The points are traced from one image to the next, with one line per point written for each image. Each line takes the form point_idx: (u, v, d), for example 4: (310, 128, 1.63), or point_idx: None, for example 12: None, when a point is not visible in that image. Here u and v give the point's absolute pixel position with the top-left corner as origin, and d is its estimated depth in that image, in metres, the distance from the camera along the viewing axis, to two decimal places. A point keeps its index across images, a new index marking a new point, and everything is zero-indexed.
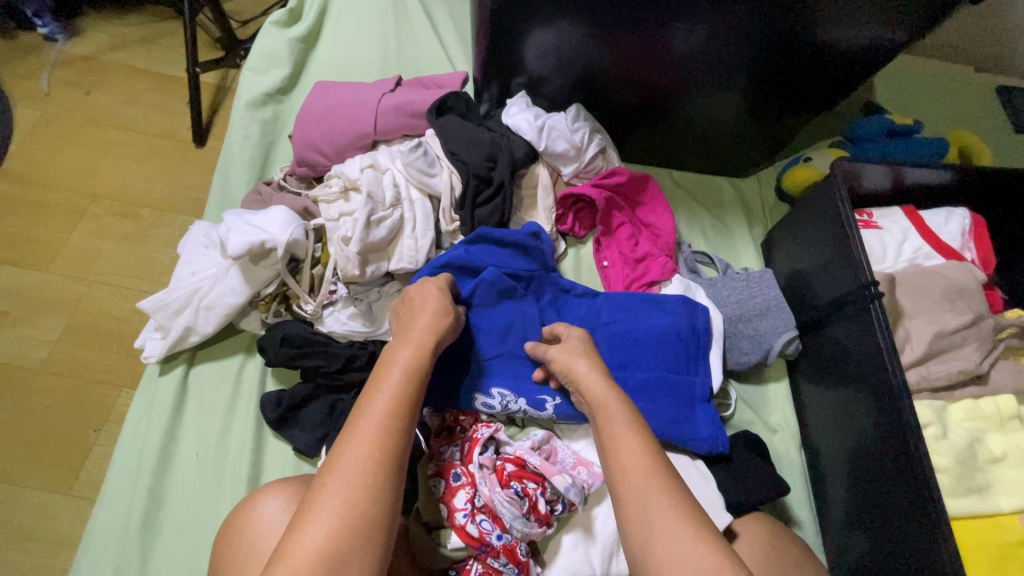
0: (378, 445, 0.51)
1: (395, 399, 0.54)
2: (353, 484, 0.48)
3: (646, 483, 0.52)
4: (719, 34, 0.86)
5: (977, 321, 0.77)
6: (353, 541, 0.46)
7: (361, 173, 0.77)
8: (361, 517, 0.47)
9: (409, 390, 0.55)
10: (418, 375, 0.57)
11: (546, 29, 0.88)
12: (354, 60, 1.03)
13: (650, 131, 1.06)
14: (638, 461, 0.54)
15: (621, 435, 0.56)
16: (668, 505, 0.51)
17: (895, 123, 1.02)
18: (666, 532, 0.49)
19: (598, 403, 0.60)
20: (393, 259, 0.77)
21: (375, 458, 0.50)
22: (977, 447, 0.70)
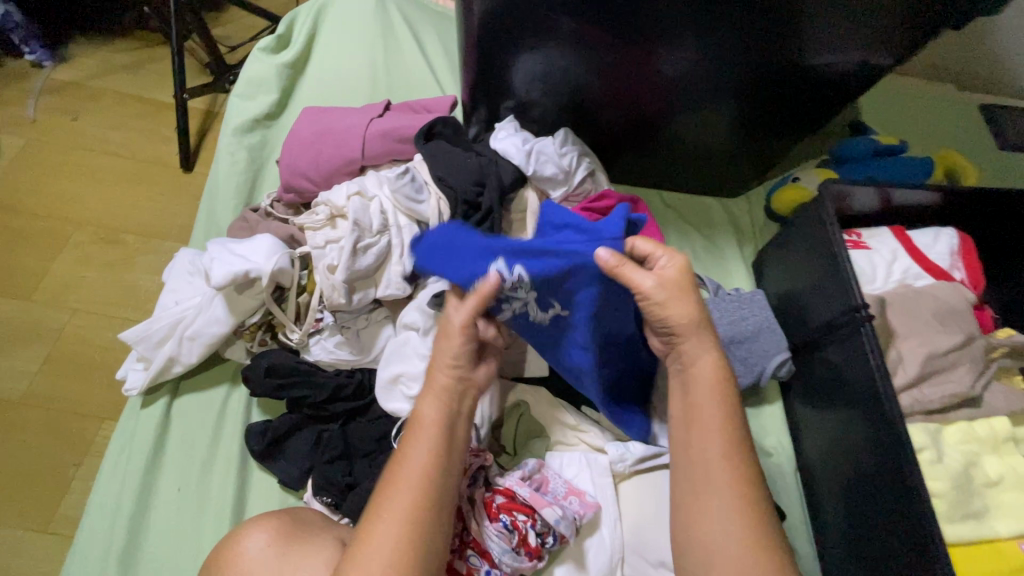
0: (411, 520, 0.53)
1: (430, 453, 0.57)
2: (398, 537, 0.52)
3: (717, 480, 0.58)
4: (705, 59, 0.87)
5: (969, 341, 0.76)
6: None
7: (348, 200, 0.76)
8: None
9: (436, 458, 0.57)
10: (442, 440, 0.58)
11: (533, 55, 0.88)
12: (343, 85, 1.03)
13: (640, 153, 1.07)
14: (713, 457, 0.59)
15: (706, 425, 0.61)
16: (727, 501, 0.58)
17: (880, 142, 1.03)
18: (721, 520, 0.57)
19: (699, 377, 0.63)
20: (380, 285, 0.76)
21: (416, 512, 0.54)
22: (973, 470, 0.70)
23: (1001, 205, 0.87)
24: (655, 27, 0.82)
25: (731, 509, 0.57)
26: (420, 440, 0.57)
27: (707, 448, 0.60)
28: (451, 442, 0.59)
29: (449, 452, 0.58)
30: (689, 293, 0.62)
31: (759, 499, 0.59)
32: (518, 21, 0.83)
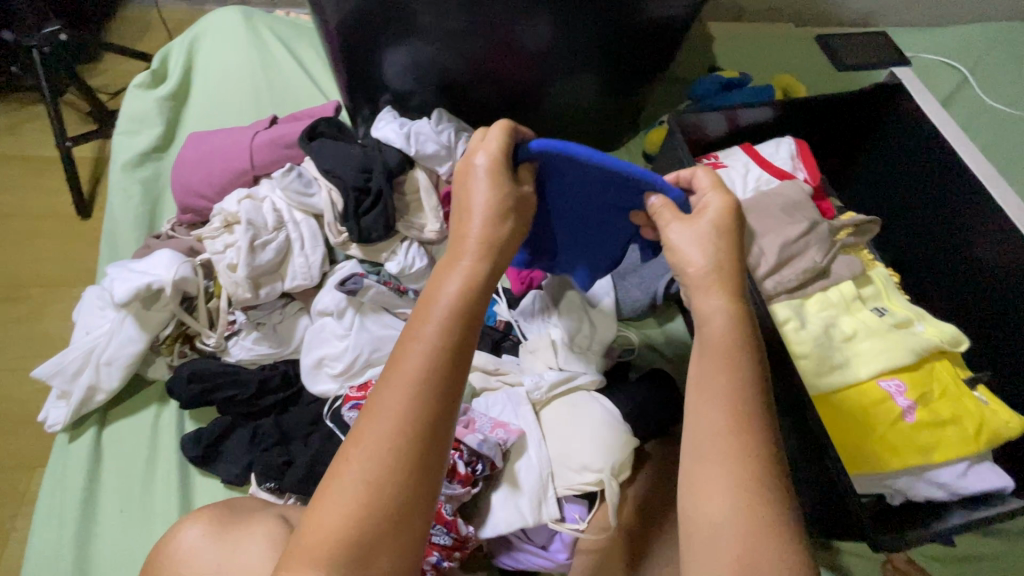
0: (417, 403, 0.49)
1: (425, 376, 0.50)
2: (394, 429, 0.48)
3: (721, 450, 0.51)
4: (560, 28, 0.96)
5: (814, 226, 0.88)
6: (388, 485, 0.47)
7: (239, 205, 0.80)
8: (398, 468, 0.48)
9: (450, 339, 0.52)
10: (457, 323, 0.53)
11: (399, 49, 0.96)
12: (227, 109, 1.08)
13: (521, 124, 1.15)
14: (723, 426, 0.52)
15: (716, 396, 0.53)
16: (734, 473, 0.50)
17: (725, 78, 1.16)
18: (710, 488, 0.50)
19: (715, 344, 0.56)
20: (287, 278, 0.81)
21: (416, 400, 0.49)
22: (833, 330, 0.81)
23: (824, 111, 1.00)
24: (510, 10, 0.91)
25: (736, 483, 0.50)
26: (409, 361, 0.50)
27: (715, 421, 0.52)
28: (467, 323, 0.53)
29: (466, 333, 0.53)
30: (716, 239, 0.59)
31: (770, 472, 0.50)
32: (375, 17, 0.89)
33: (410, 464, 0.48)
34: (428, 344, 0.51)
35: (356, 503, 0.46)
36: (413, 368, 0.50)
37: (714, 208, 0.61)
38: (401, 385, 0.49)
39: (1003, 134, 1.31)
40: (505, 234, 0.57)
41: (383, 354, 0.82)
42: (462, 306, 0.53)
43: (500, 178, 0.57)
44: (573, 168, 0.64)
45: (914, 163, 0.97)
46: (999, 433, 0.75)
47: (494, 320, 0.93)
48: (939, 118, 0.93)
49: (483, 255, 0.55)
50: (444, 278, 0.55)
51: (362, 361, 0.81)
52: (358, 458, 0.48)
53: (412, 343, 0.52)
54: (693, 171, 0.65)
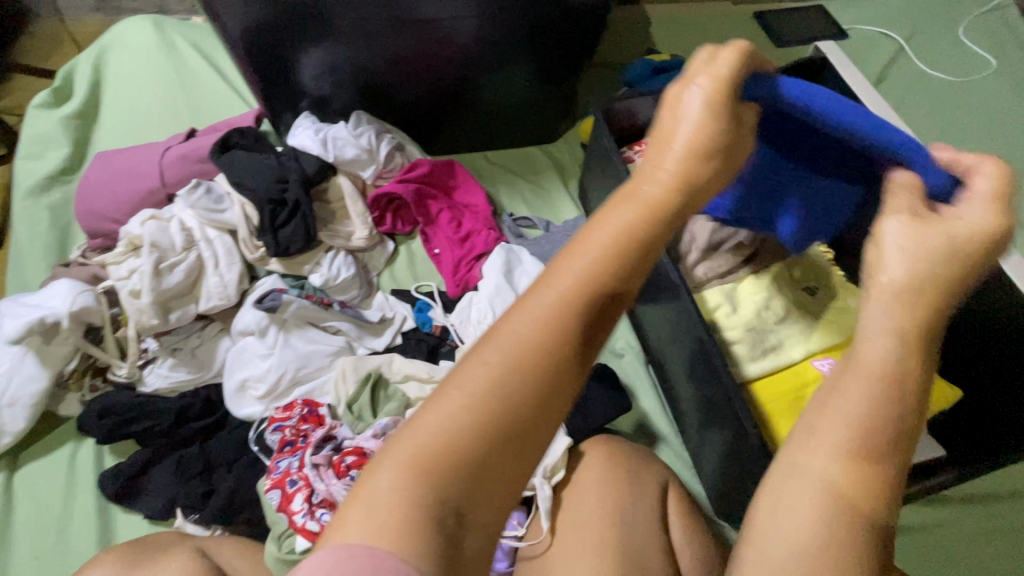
0: (541, 355, 0.36)
1: (558, 319, 0.37)
2: (501, 376, 0.35)
3: (836, 475, 0.39)
4: (484, 15, 0.93)
5: None
6: (478, 447, 0.33)
7: (142, 226, 0.76)
8: (500, 428, 0.34)
9: (595, 292, 0.38)
10: (610, 274, 0.39)
11: (314, 50, 0.92)
12: (141, 124, 1.03)
13: (452, 122, 1.11)
14: (854, 431, 0.39)
15: (873, 382, 0.39)
16: (828, 495, 0.39)
17: (657, 61, 1.14)
18: (791, 510, 0.39)
19: (866, 364, 0.40)
20: (201, 300, 0.77)
21: (539, 348, 0.36)
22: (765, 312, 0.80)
23: None
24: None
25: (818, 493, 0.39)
26: (561, 281, 0.38)
27: (851, 411, 0.40)
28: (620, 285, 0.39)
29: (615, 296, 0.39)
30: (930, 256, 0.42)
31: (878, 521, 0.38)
32: (286, 16, 0.86)
33: (524, 403, 0.35)
34: (599, 261, 0.38)
35: (467, 424, 0.34)
36: (570, 289, 0.38)
37: (971, 224, 0.43)
38: (561, 298, 0.37)
39: (940, 99, 1.32)
40: (693, 182, 0.42)
41: (311, 371, 0.80)
42: (624, 245, 0.39)
43: (747, 104, 0.46)
44: (813, 116, 0.51)
45: None
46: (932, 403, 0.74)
47: (429, 326, 0.90)
48: (860, 87, 0.93)
49: (667, 193, 0.42)
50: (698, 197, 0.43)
51: (287, 380, 0.79)
52: (478, 369, 0.35)
53: (555, 277, 0.39)
54: (979, 161, 0.47)
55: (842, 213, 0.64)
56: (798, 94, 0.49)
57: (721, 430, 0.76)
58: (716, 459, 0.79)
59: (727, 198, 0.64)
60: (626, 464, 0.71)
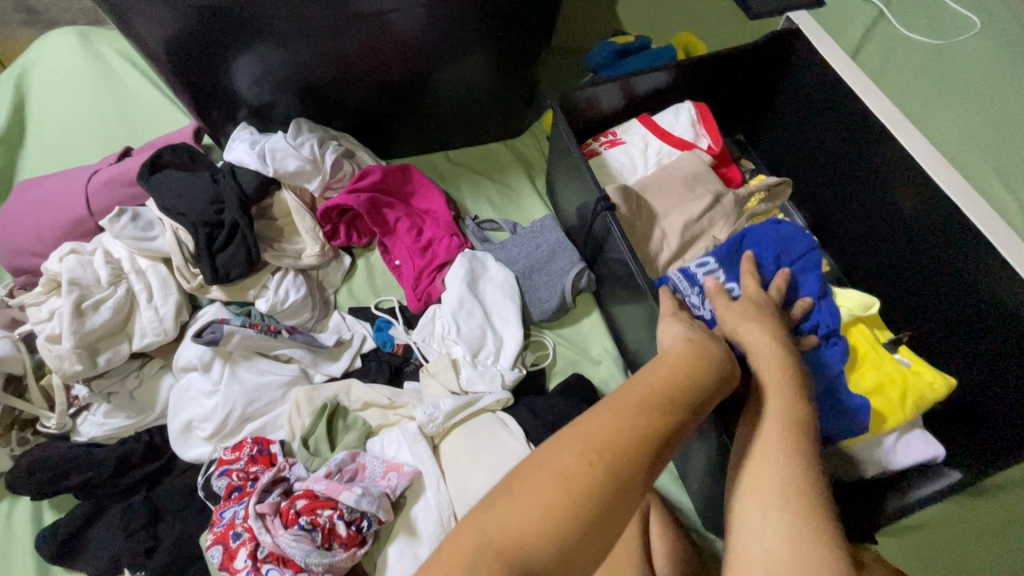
0: (605, 469, 0.40)
1: (620, 438, 0.42)
2: (575, 482, 0.40)
3: (779, 446, 0.47)
4: (432, 6, 0.86)
5: (718, 200, 0.83)
6: (544, 541, 0.38)
7: (60, 262, 0.70)
8: (565, 526, 0.38)
9: (658, 418, 0.44)
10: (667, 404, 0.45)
11: (246, 56, 0.85)
12: (70, 146, 0.96)
13: (408, 121, 1.04)
14: (788, 461, 0.46)
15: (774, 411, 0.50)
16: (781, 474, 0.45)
17: (619, 43, 1.06)
18: (760, 499, 0.45)
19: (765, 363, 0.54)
20: (135, 337, 0.71)
21: (603, 464, 0.40)
22: None
23: (722, 70, 0.93)
24: None
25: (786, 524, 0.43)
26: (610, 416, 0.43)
27: (768, 433, 0.49)
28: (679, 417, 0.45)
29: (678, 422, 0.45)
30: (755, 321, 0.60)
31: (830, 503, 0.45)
32: (213, 19, 0.79)
33: (585, 508, 0.39)
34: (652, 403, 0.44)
35: (532, 526, 0.38)
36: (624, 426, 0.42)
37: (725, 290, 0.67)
38: (616, 427, 0.42)
39: (925, 64, 1.26)
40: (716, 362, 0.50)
41: (263, 405, 0.75)
42: (670, 386, 0.46)
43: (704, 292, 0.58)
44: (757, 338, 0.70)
45: (823, 113, 0.92)
46: (925, 398, 0.70)
47: (391, 345, 0.84)
48: (836, 60, 0.87)
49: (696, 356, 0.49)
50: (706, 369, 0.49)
51: (236, 417, 0.73)
52: (544, 478, 0.40)
53: (616, 403, 0.44)
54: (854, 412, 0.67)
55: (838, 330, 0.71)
56: None
57: (704, 442, 0.71)
58: (700, 471, 0.74)
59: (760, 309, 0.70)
60: None
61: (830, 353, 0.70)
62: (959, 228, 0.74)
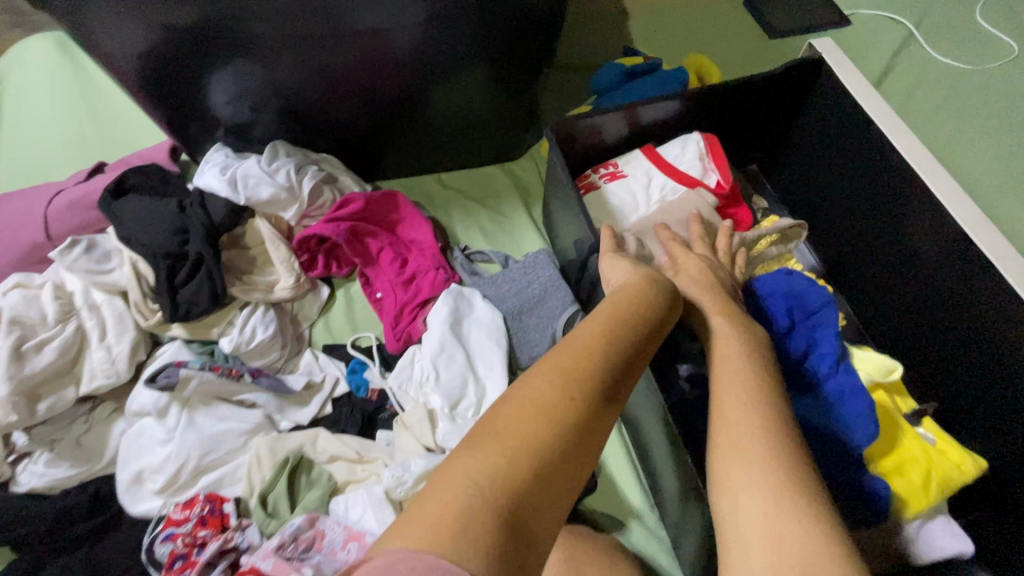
0: (570, 388, 0.38)
1: (582, 360, 0.40)
2: (546, 405, 0.37)
3: (745, 396, 0.45)
4: (424, 21, 0.79)
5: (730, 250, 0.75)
6: (529, 467, 0.34)
7: (4, 298, 0.65)
8: (544, 446, 0.35)
9: (613, 339, 0.43)
10: (626, 326, 0.44)
11: (220, 74, 0.79)
12: (42, 160, 0.91)
13: (399, 142, 0.98)
14: (753, 406, 0.45)
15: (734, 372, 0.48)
16: (752, 427, 0.43)
17: (626, 65, 1.00)
18: (740, 455, 0.42)
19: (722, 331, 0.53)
20: (83, 379, 0.66)
21: (568, 387, 0.38)
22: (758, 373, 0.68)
23: (737, 97, 0.85)
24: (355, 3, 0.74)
25: (767, 478, 0.40)
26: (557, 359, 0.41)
27: (732, 384, 0.47)
28: (638, 336, 0.44)
29: (636, 338, 0.44)
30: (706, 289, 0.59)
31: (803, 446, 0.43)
32: (187, 34, 0.73)
33: (562, 427, 0.37)
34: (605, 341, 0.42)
35: (515, 444, 0.35)
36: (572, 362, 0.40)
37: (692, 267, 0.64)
38: (582, 349, 0.41)
39: (956, 90, 1.17)
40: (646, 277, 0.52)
41: (220, 456, 0.69)
42: (622, 311, 0.45)
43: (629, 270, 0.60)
44: None
45: (844, 152, 0.85)
46: (950, 481, 0.62)
47: (365, 390, 0.78)
48: (863, 95, 0.79)
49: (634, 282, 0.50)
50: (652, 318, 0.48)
51: (190, 470, 0.67)
52: (520, 405, 0.37)
53: (569, 334, 0.43)
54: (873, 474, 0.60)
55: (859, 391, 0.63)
56: None
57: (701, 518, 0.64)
58: (697, 549, 0.67)
59: None
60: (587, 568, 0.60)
61: (860, 423, 0.62)
62: (991, 291, 0.67)
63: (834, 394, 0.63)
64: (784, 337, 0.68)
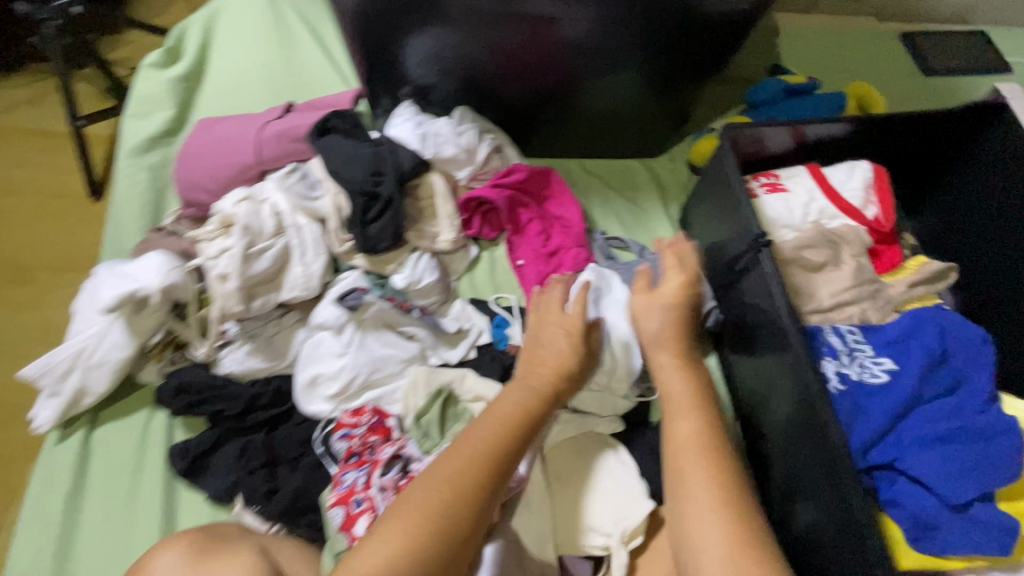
0: (489, 460, 0.59)
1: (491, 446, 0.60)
2: (471, 465, 0.58)
3: (703, 468, 0.60)
4: (602, 14, 0.84)
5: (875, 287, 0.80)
6: (450, 508, 0.54)
7: (236, 206, 0.75)
8: (460, 497, 0.55)
9: (517, 435, 0.62)
10: (508, 426, 0.63)
11: (422, 37, 0.87)
12: (243, 95, 1.02)
13: (552, 124, 1.04)
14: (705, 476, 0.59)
15: (684, 444, 0.63)
16: (706, 500, 0.58)
17: (790, 82, 1.01)
18: (699, 522, 0.57)
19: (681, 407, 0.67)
20: (284, 288, 0.75)
21: (476, 454, 0.59)
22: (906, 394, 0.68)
23: (907, 128, 0.86)
24: None
25: (733, 527, 0.56)
26: (438, 475, 0.57)
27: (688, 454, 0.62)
28: (527, 433, 0.64)
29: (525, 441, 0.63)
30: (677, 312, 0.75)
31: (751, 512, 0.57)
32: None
33: (466, 488, 0.56)
34: (462, 461, 0.58)
35: (444, 491, 0.55)
36: (466, 465, 0.58)
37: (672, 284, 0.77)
38: (494, 439, 0.61)
39: None
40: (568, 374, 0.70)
41: (383, 376, 0.77)
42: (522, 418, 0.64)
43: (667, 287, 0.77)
44: (909, 417, 0.67)
45: (1006, 204, 0.85)
46: None
47: (505, 344, 0.85)
48: None
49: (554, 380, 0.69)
50: (462, 442, 0.60)
51: (359, 383, 0.75)
52: (450, 463, 0.58)
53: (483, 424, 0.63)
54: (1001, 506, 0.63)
55: (1008, 432, 0.65)
56: (906, 426, 0.67)
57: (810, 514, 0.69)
58: (798, 545, 0.72)
59: (912, 382, 0.68)
60: None
61: (1004, 460, 0.64)
62: None
63: (981, 429, 0.65)
64: (937, 367, 0.70)
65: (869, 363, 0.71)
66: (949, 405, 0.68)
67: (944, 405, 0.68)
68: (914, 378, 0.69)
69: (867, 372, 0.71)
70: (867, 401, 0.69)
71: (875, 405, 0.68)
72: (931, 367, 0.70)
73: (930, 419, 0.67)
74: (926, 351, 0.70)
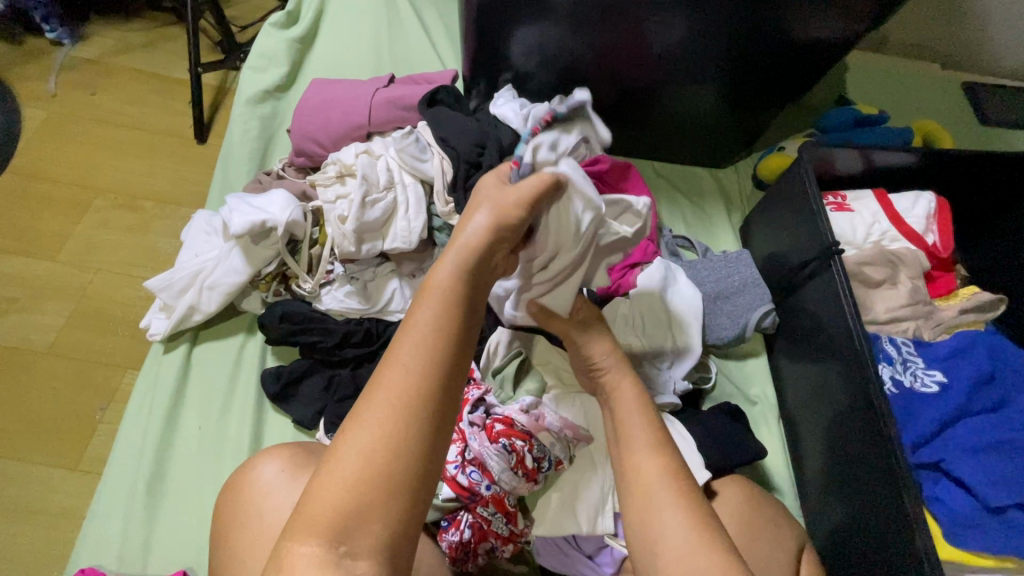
0: (429, 361, 0.49)
1: (433, 339, 0.50)
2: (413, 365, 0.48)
3: (653, 468, 0.58)
4: (694, 29, 0.91)
5: (931, 308, 0.85)
6: (399, 427, 0.46)
7: (356, 158, 0.83)
8: (405, 414, 0.46)
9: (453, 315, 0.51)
10: (456, 306, 0.52)
11: (530, 28, 0.93)
12: (349, 62, 1.09)
13: (630, 125, 1.11)
14: (660, 479, 0.57)
15: (639, 443, 0.60)
16: (666, 493, 0.57)
17: (861, 112, 1.08)
18: (664, 522, 0.55)
19: (623, 421, 0.63)
20: (387, 239, 0.82)
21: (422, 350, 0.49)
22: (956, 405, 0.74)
23: (972, 165, 0.92)
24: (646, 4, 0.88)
25: (690, 521, 0.54)
26: (379, 404, 0.47)
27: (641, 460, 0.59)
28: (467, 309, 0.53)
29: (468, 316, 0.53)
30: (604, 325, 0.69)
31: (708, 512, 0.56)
32: None
33: (417, 402, 0.47)
34: (400, 383, 0.47)
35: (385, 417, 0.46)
36: (410, 376, 0.48)
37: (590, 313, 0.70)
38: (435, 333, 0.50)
39: None
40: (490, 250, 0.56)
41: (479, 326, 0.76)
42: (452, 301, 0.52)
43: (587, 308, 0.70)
44: (956, 427, 0.73)
45: None
46: None
47: None
48: None
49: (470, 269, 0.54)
50: (391, 361, 0.49)
51: None
52: (392, 379, 0.48)
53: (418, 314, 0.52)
54: None
55: None
56: (954, 435, 0.73)
57: (850, 505, 0.75)
58: (831, 533, 0.78)
59: (961, 394, 0.74)
60: (758, 513, 0.71)
61: None
62: None
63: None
64: (983, 386, 0.75)
65: (921, 376, 0.78)
66: (996, 420, 0.73)
67: (992, 419, 0.73)
68: (965, 394, 0.74)
69: (920, 381, 0.78)
70: (917, 407, 0.75)
71: (925, 413, 0.75)
72: (982, 384, 0.76)
73: (978, 431, 0.72)
74: (977, 369, 0.76)
